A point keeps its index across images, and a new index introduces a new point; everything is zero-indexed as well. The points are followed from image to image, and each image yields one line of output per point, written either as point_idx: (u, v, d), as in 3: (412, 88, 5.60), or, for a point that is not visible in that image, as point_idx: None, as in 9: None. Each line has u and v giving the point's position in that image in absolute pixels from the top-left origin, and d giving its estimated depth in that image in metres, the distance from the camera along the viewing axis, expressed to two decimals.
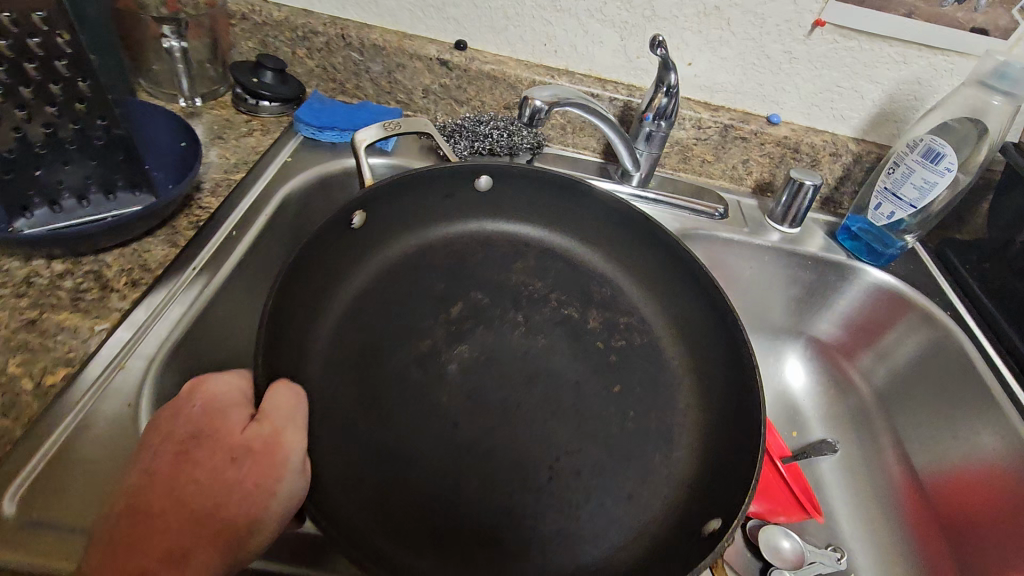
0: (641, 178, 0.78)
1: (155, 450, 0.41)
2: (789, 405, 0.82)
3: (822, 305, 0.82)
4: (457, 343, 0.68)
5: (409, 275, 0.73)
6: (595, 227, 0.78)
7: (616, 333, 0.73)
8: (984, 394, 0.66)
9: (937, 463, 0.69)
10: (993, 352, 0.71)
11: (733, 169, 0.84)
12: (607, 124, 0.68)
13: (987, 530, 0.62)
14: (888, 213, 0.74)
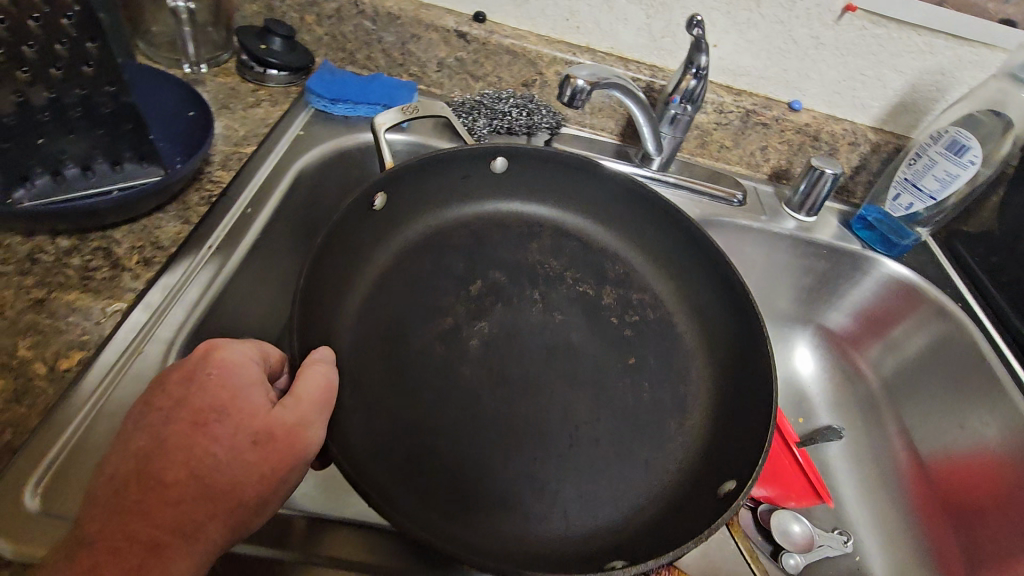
0: (661, 162, 0.76)
1: (168, 412, 0.39)
2: (797, 393, 0.83)
3: (833, 294, 0.82)
4: (480, 318, 0.66)
5: (427, 258, 0.71)
6: (609, 206, 0.75)
7: (629, 309, 0.71)
8: (993, 384, 0.67)
9: (944, 451, 0.71)
10: (1000, 341, 0.72)
11: (751, 155, 0.83)
12: (636, 102, 0.66)
13: (993, 516, 0.63)
14: (906, 204, 0.74)
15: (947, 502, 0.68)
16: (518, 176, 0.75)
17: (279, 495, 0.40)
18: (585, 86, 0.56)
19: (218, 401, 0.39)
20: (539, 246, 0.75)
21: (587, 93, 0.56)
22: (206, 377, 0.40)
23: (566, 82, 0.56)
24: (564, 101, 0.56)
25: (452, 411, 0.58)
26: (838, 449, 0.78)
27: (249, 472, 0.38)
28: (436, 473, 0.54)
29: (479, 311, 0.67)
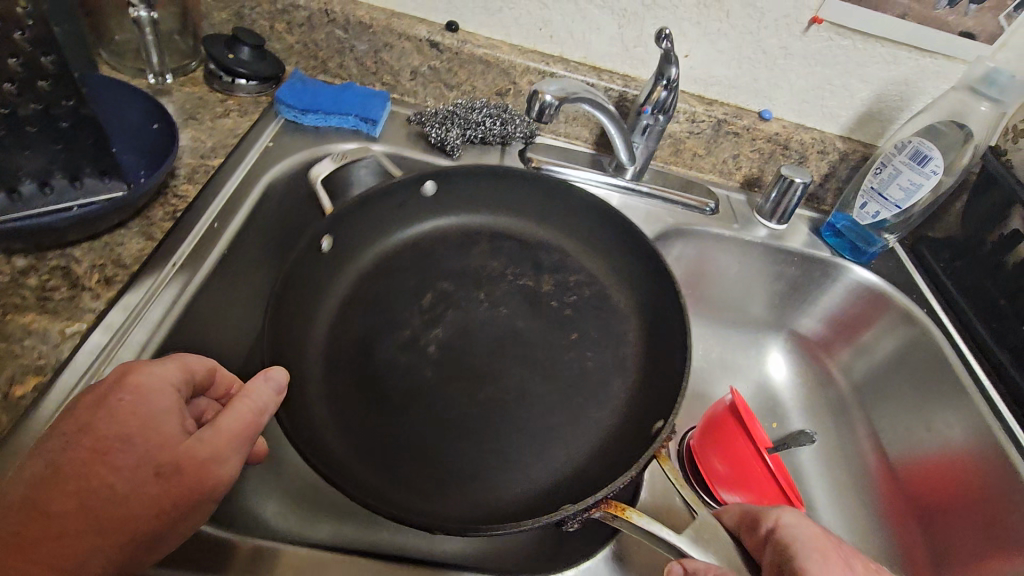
0: (635, 172, 0.77)
1: (71, 437, 0.37)
2: (769, 397, 0.84)
3: (804, 300, 0.84)
4: (435, 323, 0.66)
5: (388, 274, 0.70)
6: (541, 206, 0.76)
7: (568, 290, 0.72)
8: (955, 386, 0.69)
9: (910, 452, 0.73)
10: (962, 344, 0.75)
11: (723, 164, 0.84)
12: (608, 116, 0.66)
13: (957, 515, 0.65)
14: (873, 212, 0.75)
15: (915, 507, 0.70)
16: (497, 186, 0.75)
17: (177, 531, 0.39)
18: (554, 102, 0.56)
19: (126, 429, 0.38)
20: (481, 247, 0.75)
21: (556, 108, 0.57)
22: (119, 403, 0.39)
23: (534, 96, 0.56)
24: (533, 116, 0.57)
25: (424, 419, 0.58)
26: (811, 452, 0.79)
27: (145, 506, 0.37)
28: (411, 486, 0.53)
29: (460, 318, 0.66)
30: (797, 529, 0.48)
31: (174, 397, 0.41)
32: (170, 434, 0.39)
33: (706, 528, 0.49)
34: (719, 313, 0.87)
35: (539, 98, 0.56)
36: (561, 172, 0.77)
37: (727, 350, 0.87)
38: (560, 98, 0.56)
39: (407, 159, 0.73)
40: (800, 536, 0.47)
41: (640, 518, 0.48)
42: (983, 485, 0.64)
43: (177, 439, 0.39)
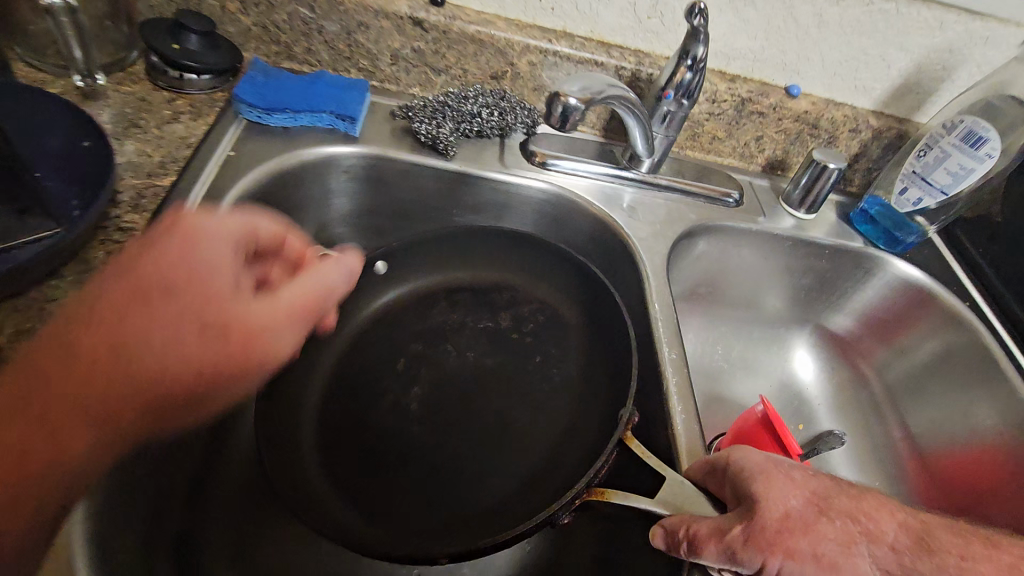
0: (652, 164, 0.68)
1: (117, 280, 0.34)
2: (794, 396, 0.78)
3: (835, 297, 0.78)
4: (411, 381, 0.60)
5: (384, 333, 0.66)
6: (485, 252, 0.70)
7: (524, 320, 0.67)
8: (996, 371, 0.65)
9: (944, 441, 0.69)
10: (993, 320, 0.69)
11: (745, 146, 0.76)
12: (630, 108, 0.58)
13: (1000, 503, 0.62)
14: (914, 199, 0.69)
15: (953, 504, 0.65)
16: (501, 185, 0.66)
17: (215, 401, 0.35)
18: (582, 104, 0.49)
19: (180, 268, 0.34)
20: (442, 307, 0.68)
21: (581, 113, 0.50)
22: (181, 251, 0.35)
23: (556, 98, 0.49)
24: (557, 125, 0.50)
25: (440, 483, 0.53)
26: (843, 454, 0.73)
27: (186, 365, 0.33)
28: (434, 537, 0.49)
29: (459, 362, 0.62)
30: (747, 454, 0.44)
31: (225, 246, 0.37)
32: (226, 291, 0.35)
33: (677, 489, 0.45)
34: (725, 324, 0.80)
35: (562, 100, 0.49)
36: (571, 166, 0.67)
37: (750, 349, 0.80)
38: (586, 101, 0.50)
39: (393, 159, 0.63)
40: (751, 457, 0.44)
41: (619, 496, 0.46)
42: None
43: (229, 297, 0.35)
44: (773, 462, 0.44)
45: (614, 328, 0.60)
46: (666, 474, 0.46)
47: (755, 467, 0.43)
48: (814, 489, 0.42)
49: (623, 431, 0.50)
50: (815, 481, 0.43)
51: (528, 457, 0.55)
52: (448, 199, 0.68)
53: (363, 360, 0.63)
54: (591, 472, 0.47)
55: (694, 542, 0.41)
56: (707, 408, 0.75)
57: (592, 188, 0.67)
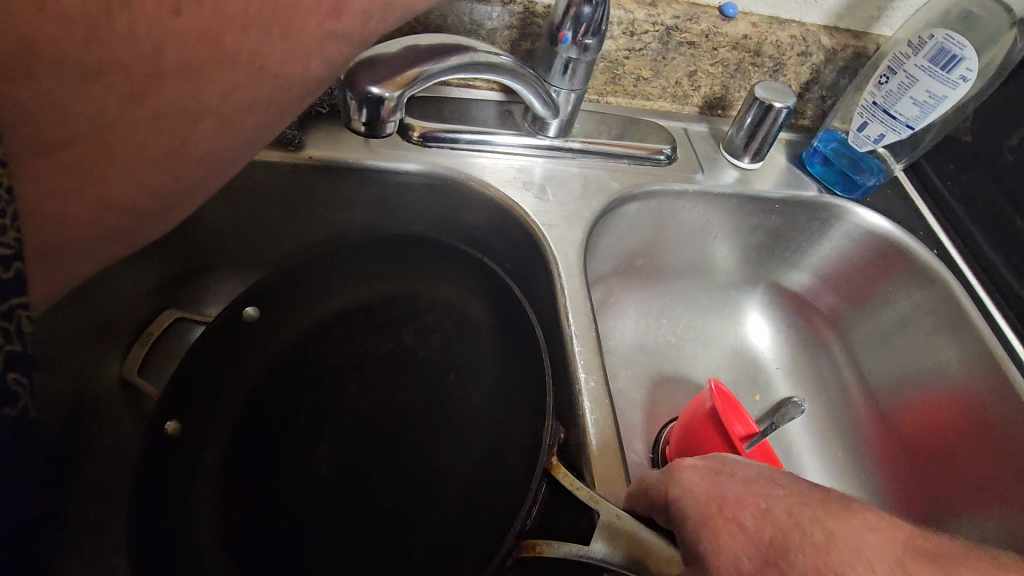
0: (561, 127, 0.55)
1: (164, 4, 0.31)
2: (747, 366, 0.69)
3: (791, 252, 0.68)
4: (302, 434, 0.48)
5: (278, 383, 0.51)
6: (374, 260, 0.56)
7: (429, 336, 0.53)
8: (963, 318, 0.58)
9: (905, 398, 0.62)
10: (964, 267, 0.62)
11: (677, 86, 0.63)
12: (520, 81, 0.46)
13: (969, 463, 0.56)
14: (875, 135, 0.59)
15: (919, 464, 0.59)
16: (375, 174, 0.52)
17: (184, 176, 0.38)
18: (394, 95, 0.38)
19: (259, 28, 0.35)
20: (337, 340, 0.53)
21: (397, 102, 0.39)
22: (262, 30, 0.35)
23: (353, 91, 0.38)
24: (366, 128, 0.40)
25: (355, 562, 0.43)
26: (802, 426, 0.65)
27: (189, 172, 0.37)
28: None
29: (359, 404, 0.50)
30: (690, 483, 0.32)
31: (337, 31, 0.37)
32: None
33: (616, 528, 0.34)
34: (671, 293, 0.70)
35: (361, 94, 0.38)
36: (461, 139, 0.54)
37: (700, 320, 0.71)
38: (400, 87, 0.38)
39: None
40: (693, 486, 0.32)
41: (553, 549, 0.35)
42: (1008, 437, 0.53)
43: None
44: (718, 492, 0.30)
45: (524, 342, 0.48)
46: (599, 506, 0.35)
47: (692, 498, 0.31)
48: (766, 527, 0.27)
49: (546, 459, 0.39)
50: (770, 514, 0.28)
51: (432, 513, 0.45)
52: (310, 195, 0.53)
53: (253, 424, 0.49)
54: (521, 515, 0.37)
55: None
56: (653, 395, 0.65)
57: (491, 164, 0.54)
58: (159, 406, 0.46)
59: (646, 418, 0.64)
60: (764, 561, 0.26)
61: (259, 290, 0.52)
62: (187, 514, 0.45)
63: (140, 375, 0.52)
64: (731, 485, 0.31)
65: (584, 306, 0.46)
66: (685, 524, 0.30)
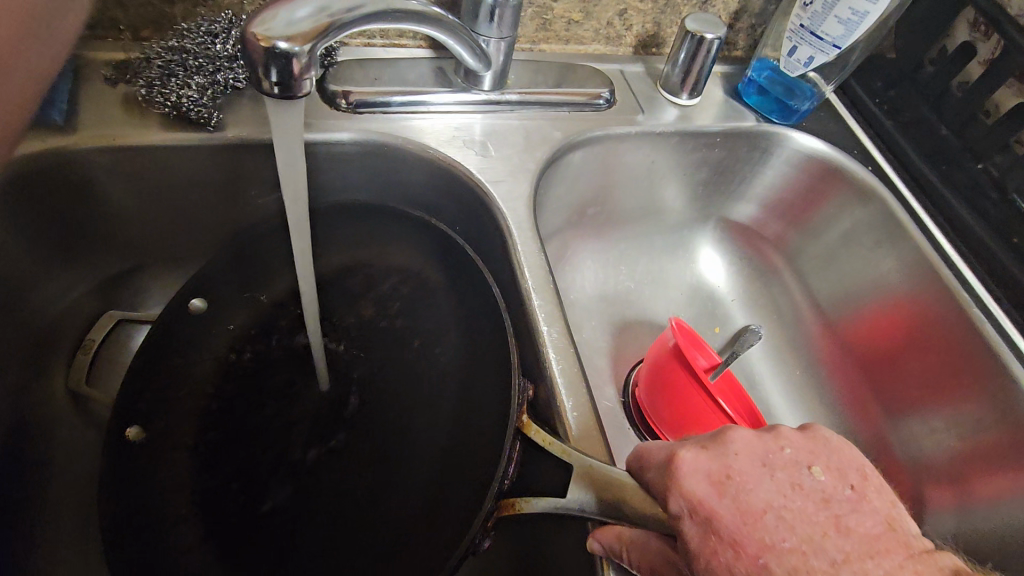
0: (495, 79, 0.54)
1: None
2: (704, 300, 0.71)
3: (736, 183, 0.69)
4: (265, 426, 0.47)
5: (233, 378, 0.49)
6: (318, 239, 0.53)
7: (388, 309, 0.52)
8: (898, 228, 0.61)
9: (851, 310, 0.65)
10: (895, 179, 0.64)
11: (609, 26, 0.61)
12: (446, 32, 0.43)
13: (911, 362, 0.59)
14: (805, 59, 0.60)
15: (867, 373, 0.63)
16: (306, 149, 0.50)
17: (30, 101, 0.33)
18: (304, 48, 0.30)
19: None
20: (290, 328, 0.52)
21: (312, 56, 0.31)
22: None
23: (252, 45, 0.29)
24: (277, 91, 0.31)
25: (342, 537, 0.43)
26: (760, 351, 0.68)
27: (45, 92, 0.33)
28: None
29: (324, 392, 0.49)
30: (692, 487, 0.30)
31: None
32: None
33: (590, 476, 0.34)
34: (625, 237, 0.70)
35: (265, 48, 0.29)
36: (393, 102, 0.51)
37: (656, 262, 0.71)
38: (314, 37, 0.30)
39: (132, 146, 0.45)
40: (694, 495, 0.30)
41: (531, 504, 0.35)
42: (944, 335, 0.56)
43: None
44: (718, 516, 0.29)
45: (481, 303, 0.47)
46: (570, 458, 0.35)
47: (696, 515, 0.29)
48: None
49: (517, 417, 0.39)
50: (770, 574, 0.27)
51: (405, 484, 0.45)
52: (238, 177, 0.50)
53: (223, 419, 0.47)
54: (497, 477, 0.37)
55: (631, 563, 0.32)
56: (617, 340, 0.66)
57: (426, 125, 0.52)
58: (114, 414, 0.45)
59: (613, 363, 0.65)
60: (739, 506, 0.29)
61: (201, 283, 0.50)
62: (161, 514, 0.43)
63: (90, 384, 0.50)
64: (729, 506, 0.29)
65: (540, 258, 0.46)
66: (683, 527, 0.29)
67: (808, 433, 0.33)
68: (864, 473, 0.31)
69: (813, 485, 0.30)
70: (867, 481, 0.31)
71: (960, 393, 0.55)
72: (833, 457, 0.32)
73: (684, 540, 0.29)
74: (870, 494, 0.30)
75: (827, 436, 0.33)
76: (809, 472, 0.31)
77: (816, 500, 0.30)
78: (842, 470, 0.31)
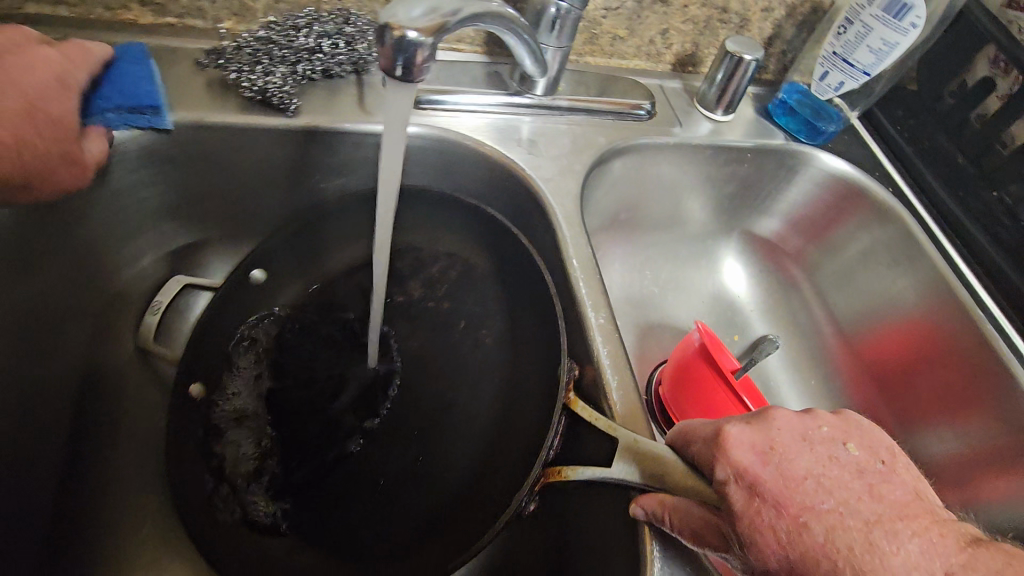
0: (547, 84, 0.58)
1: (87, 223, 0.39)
2: (726, 308, 0.74)
3: (760, 198, 0.72)
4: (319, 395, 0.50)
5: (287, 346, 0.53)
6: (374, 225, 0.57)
7: (438, 292, 0.55)
8: (913, 246, 0.64)
9: (867, 323, 0.68)
10: (913, 199, 0.67)
11: (651, 44, 0.65)
12: (517, 36, 0.46)
13: (923, 374, 0.62)
14: (836, 83, 0.65)
15: (882, 383, 0.65)
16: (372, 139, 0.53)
17: None
18: (428, 40, 0.34)
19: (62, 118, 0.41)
20: (343, 304, 0.55)
21: (432, 49, 0.34)
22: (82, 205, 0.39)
23: (387, 33, 0.33)
24: (400, 73, 0.35)
25: (386, 499, 0.46)
26: (779, 358, 0.71)
27: None
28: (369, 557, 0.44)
29: (371, 368, 0.52)
30: (738, 456, 0.33)
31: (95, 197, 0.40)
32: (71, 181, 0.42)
33: (636, 450, 0.37)
34: (653, 242, 0.74)
35: (396, 36, 0.33)
36: (451, 100, 0.55)
37: (681, 269, 0.75)
38: (433, 31, 0.34)
39: (213, 125, 0.48)
40: (741, 464, 0.33)
41: (577, 472, 0.38)
42: (956, 349, 0.59)
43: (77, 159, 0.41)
44: (762, 480, 0.32)
45: (526, 290, 0.51)
46: (617, 432, 0.38)
47: (743, 481, 0.32)
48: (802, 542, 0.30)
49: (564, 395, 0.42)
50: (809, 531, 0.30)
51: (449, 453, 0.48)
52: (305, 162, 0.53)
53: (280, 383, 0.51)
54: (544, 449, 0.40)
55: (673, 527, 0.35)
56: (642, 340, 0.70)
57: (482, 123, 0.56)
58: (183, 372, 0.48)
59: (639, 362, 0.68)
60: (780, 475, 0.32)
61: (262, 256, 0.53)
62: (220, 462, 0.47)
63: (154, 345, 0.53)
64: (773, 473, 0.32)
65: (586, 250, 0.49)
66: (729, 491, 0.32)
67: (841, 416, 0.36)
68: (892, 451, 0.34)
69: (849, 458, 0.33)
70: (896, 458, 0.34)
71: (969, 401, 0.58)
72: (864, 436, 0.35)
73: (730, 504, 0.32)
74: (899, 468, 0.34)
75: (857, 419, 0.36)
76: (844, 447, 0.34)
77: (851, 470, 0.32)
78: (873, 447, 0.34)
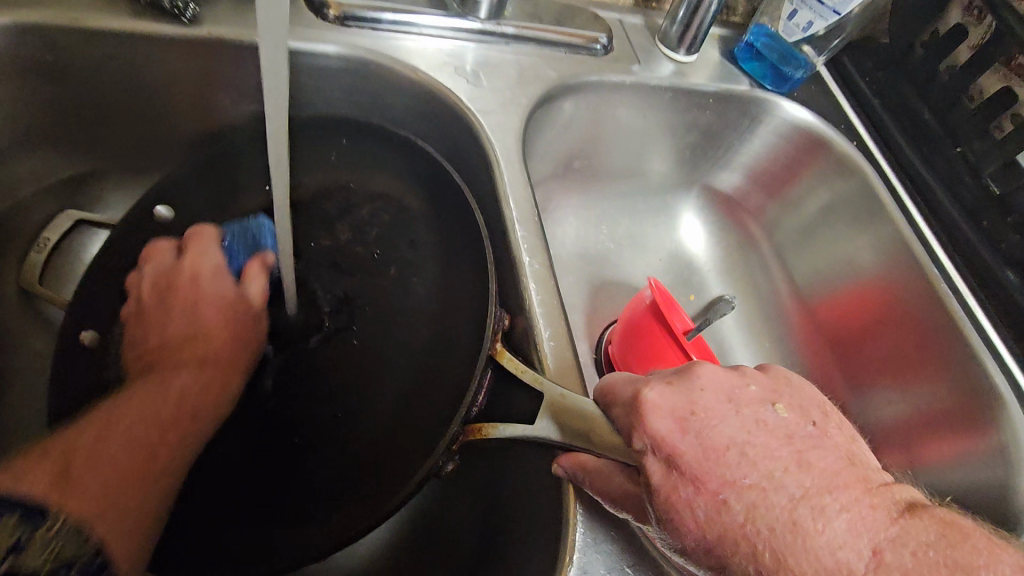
0: (492, 7, 0.52)
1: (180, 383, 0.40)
2: (683, 266, 0.71)
3: (723, 150, 0.68)
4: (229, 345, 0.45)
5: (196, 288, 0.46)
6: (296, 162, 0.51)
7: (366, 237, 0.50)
8: (875, 201, 0.61)
9: (824, 284, 0.66)
10: (878, 155, 0.65)
11: None
12: None
13: (877, 336, 0.60)
14: (804, 24, 0.62)
15: (835, 345, 0.64)
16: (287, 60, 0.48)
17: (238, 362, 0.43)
18: None
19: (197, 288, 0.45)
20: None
21: None
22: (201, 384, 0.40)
23: None
24: None
25: None
26: (734, 320, 0.69)
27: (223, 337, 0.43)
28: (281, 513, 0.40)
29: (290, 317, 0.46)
30: (655, 426, 0.30)
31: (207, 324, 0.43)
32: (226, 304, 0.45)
33: (562, 408, 0.34)
34: (610, 194, 0.69)
35: None
36: (384, 20, 0.49)
37: (638, 225, 0.71)
38: None
39: (93, 30, 0.42)
40: (658, 433, 0.30)
41: (499, 430, 0.35)
42: (909, 309, 0.58)
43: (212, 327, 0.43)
44: (679, 453, 0.29)
45: (460, 235, 0.46)
46: (544, 386, 0.35)
47: (660, 452, 0.29)
48: (720, 521, 0.27)
49: (491, 344, 0.38)
50: (729, 509, 0.27)
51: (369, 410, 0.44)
52: (211, 82, 0.47)
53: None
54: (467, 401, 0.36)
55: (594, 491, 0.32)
56: (593, 296, 0.66)
57: (419, 49, 0.50)
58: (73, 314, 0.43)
59: (589, 319, 0.65)
60: (702, 447, 0.29)
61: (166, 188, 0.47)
62: None
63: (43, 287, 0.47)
64: (692, 443, 0.29)
65: (525, 192, 0.45)
66: (646, 463, 0.30)
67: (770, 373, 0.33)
68: (824, 411, 0.32)
69: (777, 421, 0.30)
70: (827, 418, 0.32)
71: (920, 368, 0.56)
72: (795, 397, 0.32)
73: (647, 477, 0.29)
74: (831, 430, 0.31)
75: (787, 376, 0.34)
76: (773, 410, 0.31)
77: (780, 436, 0.30)
78: (805, 409, 0.32)
